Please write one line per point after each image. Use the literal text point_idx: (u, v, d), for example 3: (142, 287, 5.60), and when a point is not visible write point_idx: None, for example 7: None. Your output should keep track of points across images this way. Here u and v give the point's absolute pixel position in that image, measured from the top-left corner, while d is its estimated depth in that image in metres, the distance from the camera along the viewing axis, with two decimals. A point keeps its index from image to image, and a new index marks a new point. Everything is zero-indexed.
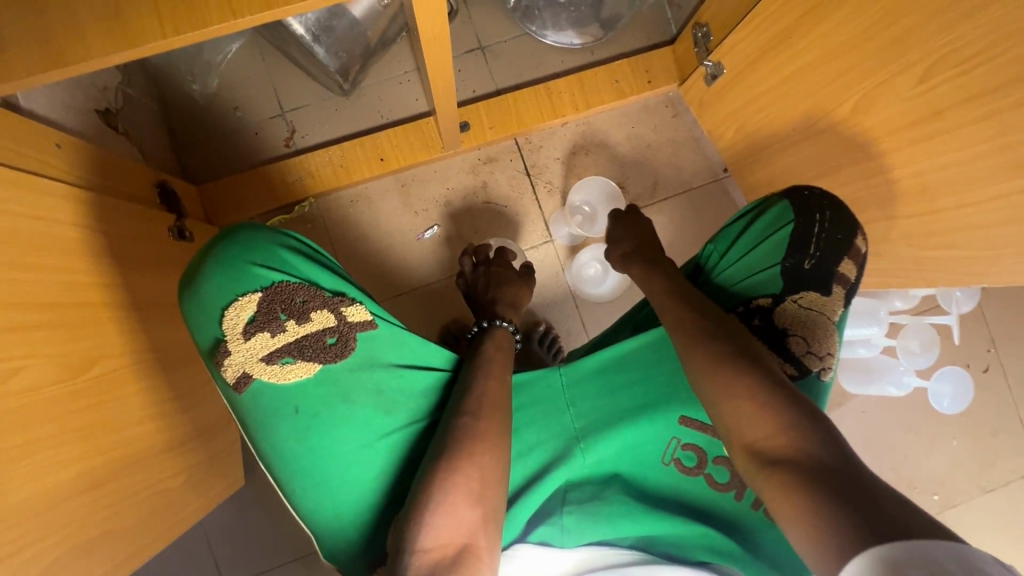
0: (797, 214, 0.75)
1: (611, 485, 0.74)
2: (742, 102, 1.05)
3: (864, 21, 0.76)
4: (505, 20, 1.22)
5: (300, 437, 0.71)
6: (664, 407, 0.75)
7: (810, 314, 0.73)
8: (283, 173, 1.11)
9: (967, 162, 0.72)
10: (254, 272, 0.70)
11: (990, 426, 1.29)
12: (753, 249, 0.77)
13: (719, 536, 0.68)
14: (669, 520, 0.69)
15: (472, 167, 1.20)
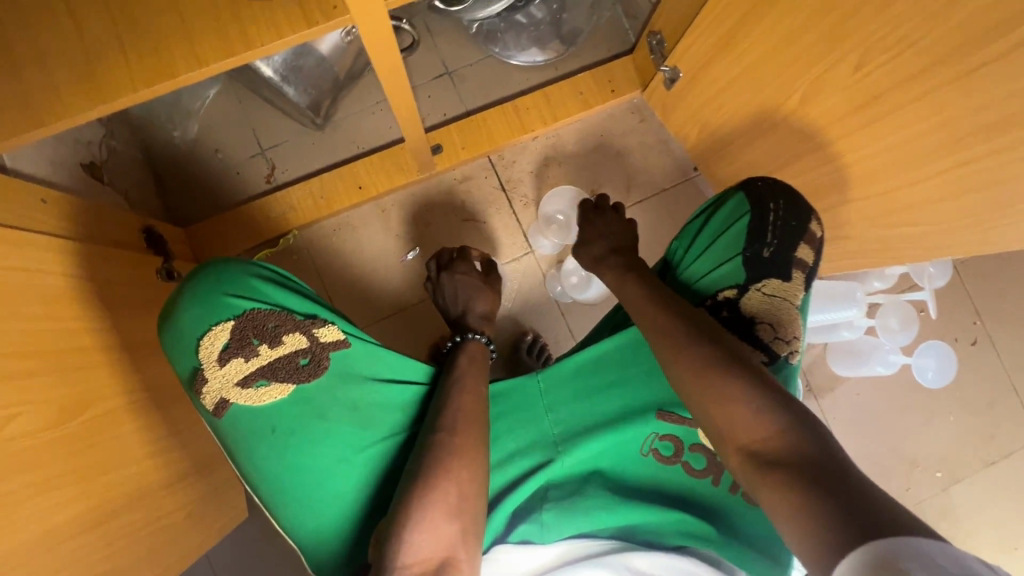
0: (752, 205, 0.78)
1: (591, 481, 0.76)
2: (702, 103, 1.09)
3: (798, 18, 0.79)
4: (469, 45, 1.27)
5: (281, 457, 0.73)
6: (641, 402, 0.77)
7: (775, 301, 0.76)
8: (266, 208, 1.15)
9: (911, 141, 0.75)
10: (226, 301, 0.72)
11: (987, 398, 1.29)
12: (714, 244, 0.79)
13: (696, 522, 0.70)
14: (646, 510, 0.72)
15: (449, 188, 1.24)
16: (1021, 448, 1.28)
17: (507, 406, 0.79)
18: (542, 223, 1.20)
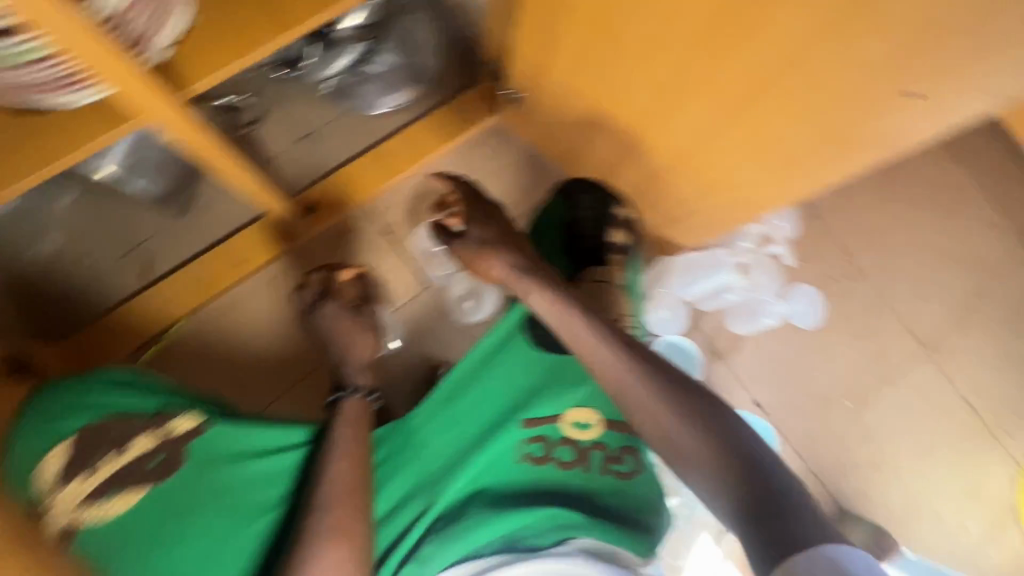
0: None
1: (477, 501, 0.91)
2: (545, 114, 1.18)
3: (583, 30, 0.89)
4: (324, 104, 1.31)
5: (162, 559, 0.81)
6: (507, 421, 0.94)
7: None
8: (148, 302, 1.16)
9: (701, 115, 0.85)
10: (63, 422, 0.84)
11: (875, 325, 1.41)
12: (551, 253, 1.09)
13: (562, 511, 0.87)
14: (520, 514, 0.87)
15: (332, 242, 1.28)
16: (914, 362, 1.40)
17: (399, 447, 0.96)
18: (427, 258, 1.28)
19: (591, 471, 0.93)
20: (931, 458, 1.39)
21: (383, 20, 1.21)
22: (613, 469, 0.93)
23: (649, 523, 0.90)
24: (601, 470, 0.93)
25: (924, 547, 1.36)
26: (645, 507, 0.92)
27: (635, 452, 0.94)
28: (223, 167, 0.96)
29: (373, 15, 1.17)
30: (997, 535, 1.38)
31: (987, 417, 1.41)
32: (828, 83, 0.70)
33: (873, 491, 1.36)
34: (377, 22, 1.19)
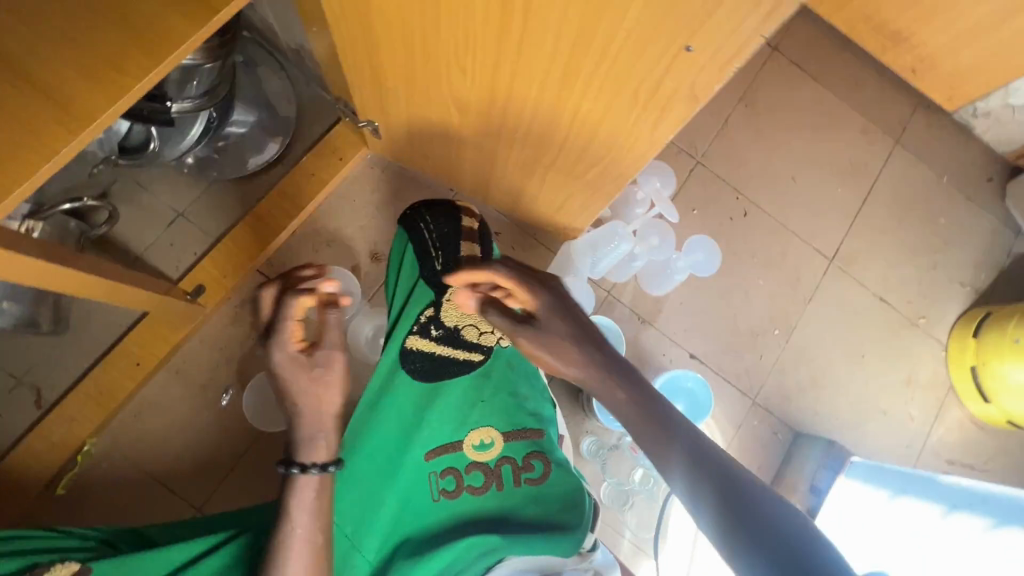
0: (406, 232, 0.92)
1: (397, 553, 0.79)
2: (407, 138, 1.17)
3: (397, 60, 0.89)
4: (188, 179, 1.28)
5: None
6: (411, 456, 0.82)
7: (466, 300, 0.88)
8: (46, 434, 1.09)
9: (535, 110, 0.86)
10: None
11: (778, 252, 1.48)
12: (402, 280, 0.92)
13: (482, 538, 0.75)
14: (443, 553, 0.75)
15: (232, 316, 1.23)
16: (823, 276, 1.49)
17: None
18: None
19: (505, 488, 0.80)
20: (863, 360, 1.46)
21: (220, 78, 1.12)
22: (526, 479, 0.80)
23: (582, 524, 0.74)
24: (516, 483, 0.80)
25: (878, 445, 1.42)
26: (576, 505, 0.77)
27: (543, 454, 0.81)
28: (95, 291, 0.91)
29: (208, 78, 1.09)
30: (937, 414, 1.46)
31: (899, 308, 1.50)
32: (619, 76, 0.69)
33: (819, 408, 1.41)
34: (215, 84, 1.12)
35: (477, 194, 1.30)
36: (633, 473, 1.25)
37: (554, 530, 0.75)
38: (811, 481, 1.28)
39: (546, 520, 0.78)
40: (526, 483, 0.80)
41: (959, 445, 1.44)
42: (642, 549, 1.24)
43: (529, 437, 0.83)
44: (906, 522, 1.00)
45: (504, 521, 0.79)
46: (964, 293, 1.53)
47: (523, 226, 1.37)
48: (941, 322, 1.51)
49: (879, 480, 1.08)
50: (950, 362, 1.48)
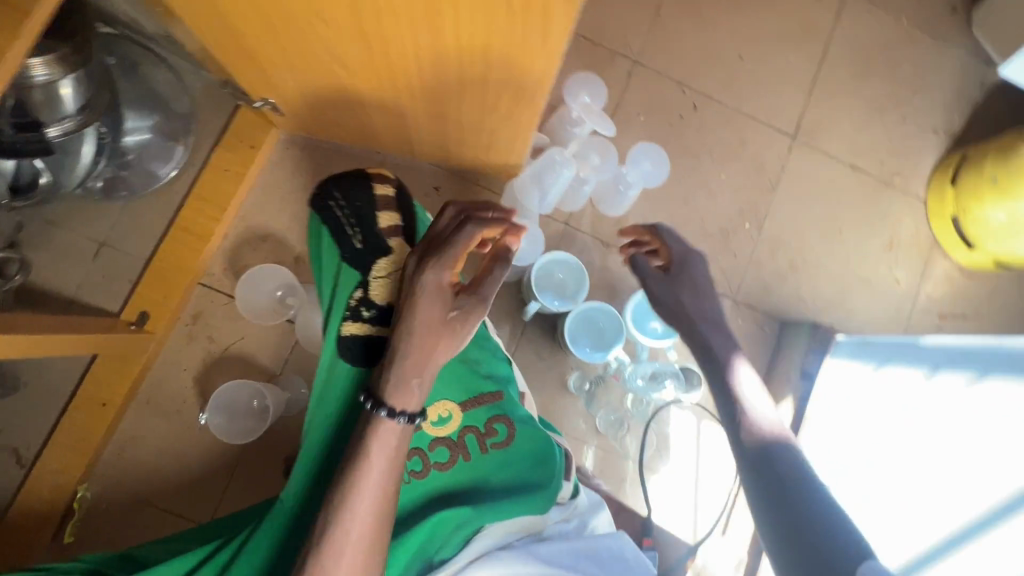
0: (319, 211, 0.80)
1: None
2: (309, 110, 1.08)
3: (255, 24, 0.79)
4: (99, 205, 1.20)
5: None
6: None
7: (394, 273, 0.73)
8: (36, 489, 1.08)
9: (414, 50, 0.76)
10: None
11: (736, 140, 1.40)
12: (323, 268, 0.78)
13: (451, 511, 0.67)
14: (427, 527, 0.66)
15: (187, 335, 1.20)
16: (787, 156, 1.41)
17: (272, 551, 0.70)
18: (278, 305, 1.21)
19: (472, 458, 0.73)
20: (840, 234, 1.40)
21: (95, 87, 0.99)
22: (493, 445, 0.75)
23: (554, 479, 0.72)
24: (482, 451, 0.74)
25: (868, 316, 1.39)
26: (549, 459, 0.74)
27: (506, 416, 0.76)
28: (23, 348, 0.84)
29: (82, 90, 0.95)
30: (924, 271, 1.41)
31: (871, 171, 1.43)
32: None
33: (802, 292, 1.37)
34: (91, 94, 0.98)
35: (404, 151, 1.21)
36: (625, 398, 1.23)
37: (528, 491, 0.71)
38: (802, 367, 1.25)
39: (521, 479, 0.73)
40: (493, 450, 0.74)
41: (951, 297, 1.40)
42: (651, 468, 1.22)
43: (488, 401, 0.76)
44: (892, 390, 0.98)
45: (476, 493, 0.72)
46: (939, 140, 1.44)
47: (463, 174, 1.29)
48: (917, 177, 1.44)
49: (868, 355, 1.06)
50: (930, 215, 1.42)
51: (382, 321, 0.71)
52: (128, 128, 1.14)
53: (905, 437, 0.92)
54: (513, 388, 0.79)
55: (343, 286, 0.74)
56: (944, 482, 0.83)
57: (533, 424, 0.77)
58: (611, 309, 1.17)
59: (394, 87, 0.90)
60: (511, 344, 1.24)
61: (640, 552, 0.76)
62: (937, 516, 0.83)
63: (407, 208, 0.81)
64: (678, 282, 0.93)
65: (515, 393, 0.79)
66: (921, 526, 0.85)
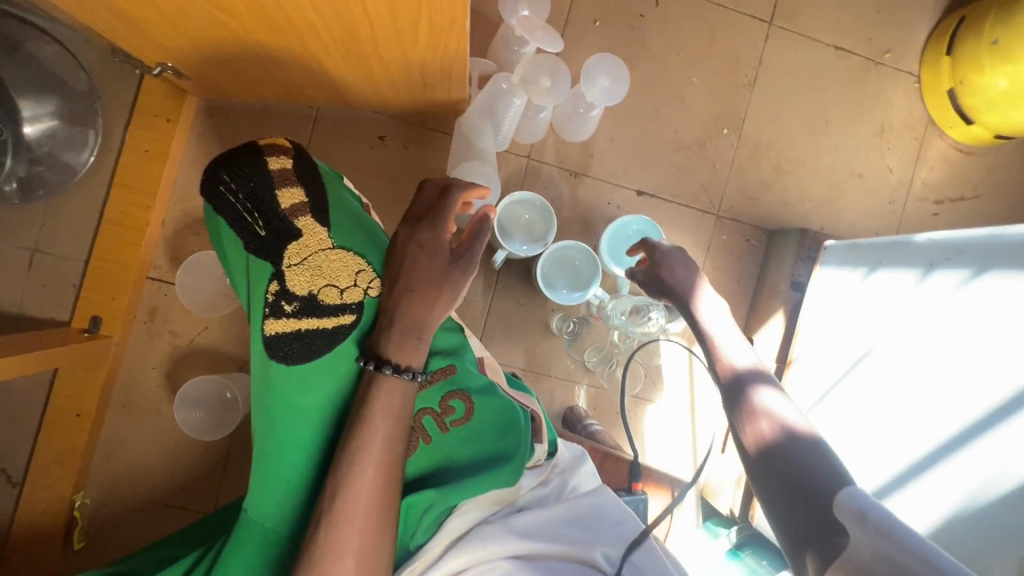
0: (207, 197, 0.70)
1: None
2: (216, 68, 0.94)
3: None
4: (19, 209, 1.09)
5: None
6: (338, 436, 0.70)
7: (309, 260, 0.70)
8: (31, 506, 1.05)
9: None
10: None
11: (706, 35, 1.25)
12: (230, 260, 0.72)
13: (418, 497, 0.67)
14: (412, 514, 0.67)
15: (148, 333, 1.14)
16: (764, 46, 1.26)
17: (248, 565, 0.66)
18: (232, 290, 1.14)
19: (433, 440, 0.71)
20: (828, 127, 1.29)
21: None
22: (452, 423, 0.72)
23: (520, 449, 0.72)
24: (442, 431, 0.72)
25: (861, 212, 1.30)
26: (511, 428, 0.73)
27: (461, 391, 0.73)
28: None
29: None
30: (918, 155, 1.31)
31: (859, 51, 1.29)
32: None
33: (789, 196, 1.29)
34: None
35: (336, 101, 1.09)
36: (610, 334, 1.19)
37: (495, 464, 0.71)
38: (792, 277, 1.18)
39: (490, 450, 0.72)
40: (453, 428, 0.72)
41: (947, 179, 1.31)
42: (645, 399, 1.21)
43: (440, 378, 0.73)
44: (882, 296, 0.91)
45: (443, 472, 0.71)
46: (933, 3, 1.29)
47: (408, 119, 1.17)
48: (909, 51, 1.30)
49: (858, 259, 0.98)
50: (924, 92, 1.29)
51: (307, 313, 0.70)
52: (25, 119, 0.99)
53: (902, 346, 0.85)
54: (464, 362, 0.76)
55: (256, 279, 0.69)
56: (929, 388, 0.80)
57: (491, 394, 0.74)
58: (586, 249, 1.10)
59: (295, 33, 0.77)
60: (486, 295, 1.17)
61: (622, 502, 0.79)
62: (920, 424, 0.80)
63: (311, 179, 0.72)
64: (664, 270, 0.86)
65: (468, 366, 0.76)
66: (903, 433, 0.82)
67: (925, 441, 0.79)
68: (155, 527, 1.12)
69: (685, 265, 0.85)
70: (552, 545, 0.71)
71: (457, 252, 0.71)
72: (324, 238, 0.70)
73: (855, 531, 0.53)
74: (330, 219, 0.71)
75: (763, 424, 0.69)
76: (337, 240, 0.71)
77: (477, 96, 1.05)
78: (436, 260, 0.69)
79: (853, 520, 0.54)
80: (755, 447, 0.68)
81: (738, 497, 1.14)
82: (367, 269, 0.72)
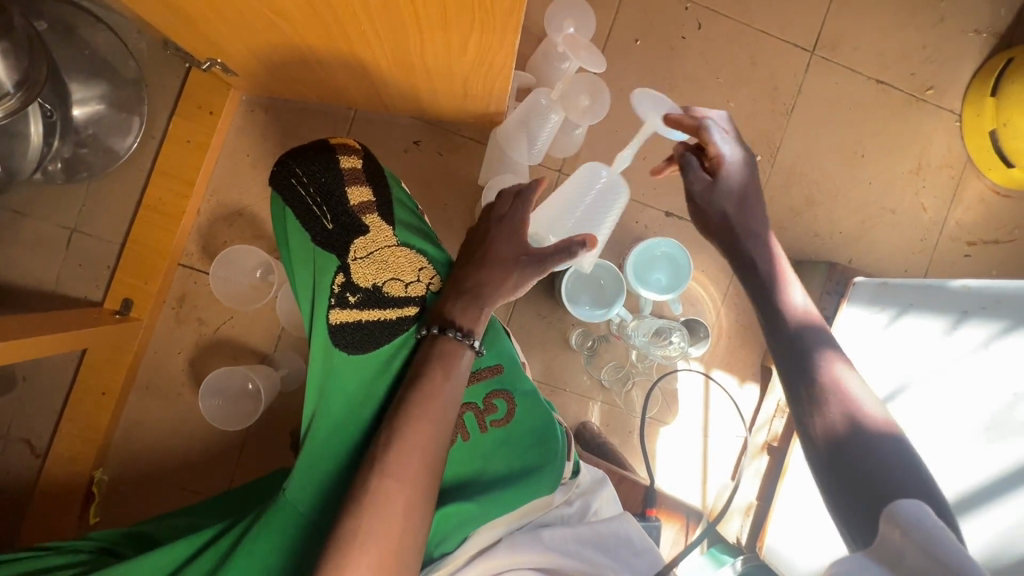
0: (280, 191, 0.77)
1: None
2: (264, 65, 0.96)
3: None
4: (61, 189, 1.11)
5: None
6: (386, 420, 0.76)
7: (373, 255, 0.78)
8: (53, 476, 1.08)
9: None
10: None
11: (747, 60, 1.24)
12: (294, 252, 0.78)
13: (454, 508, 0.69)
14: (453, 514, 0.69)
15: (176, 318, 1.16)
16: (804, 76, 1.26)
17: (281, 542, 0.68)
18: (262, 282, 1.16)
19: (472, 437, 0.77)
20: (863, 160, 1.28)
21: (30, 57, 0.86)
22: (492, 422, 0.78)
23: (555, 461, 0.76)
24: (481, 430, 0.77)
25: (891, 247, 1.29)
26: (547, 439, 0.78)
27: (507, 391, 0.79)
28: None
29: (12, 62, 0.83)
30: (954, 195, 1.29)
31: (901, 86, 1.27)
32: None
33: (819, 227, 1.27)
34: (26, 65, 0.86)
35: (376, 104, 1.10)
36: (629, 353, 1.19)
37: (529, 473, 0.75)
38: (817, 310, 1.19)
39: (527, 459, 0.76)
40: (492, 427, 0.78)
41: (982, 221, 1.29)
42: (660, 420, 1.21)
43: (488, 376, 0.79)
44: (905, 343, 0.90)
45: (480, 475, 0.75)
46: (980, 42, 1.27)
47: (444, 125, 1.18)
48: (952, 88, 1.28)
49: (886, 300, 0.97)
50: (965, 132, 1.28)
51: (369, 304, 0.78)
52: (74, 101, 1.03)
53: (934, 395, 0.84)
54: (514, 364, 0.81)
55: (324, 269, 0.77)
56: (948, 438, 0.80)
57: (533, 400, 0.80)
58: (612, 267, 1.11)
59: (348, 40, 0.79)
60: (508, 303, 1.18)
61: (644, 532, 0.80)
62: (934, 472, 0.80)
63: (375, 177, 0.80)
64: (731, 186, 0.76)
65: (517, 368, 0.82)
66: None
67: (941, 494, 0.79)
68: (168, 508, 1.14)
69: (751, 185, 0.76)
70: (578, 562, 0.72)
71: (534, 259, 0.74)
72: (389, 235, 0.79)
73: (897, 538, 0.48)
74: (394, 218, 0.80)
75: (869, 410, 0.58)
76: (400, 237, 0.80)
77: (517, 109, 1.04)
78: (511, 257, 0.75)
79: (899, 529, 0.48)
80: (828, 435, 0.58)
81: (746, 527, 1.17)
82: (428, 267, 0.81)
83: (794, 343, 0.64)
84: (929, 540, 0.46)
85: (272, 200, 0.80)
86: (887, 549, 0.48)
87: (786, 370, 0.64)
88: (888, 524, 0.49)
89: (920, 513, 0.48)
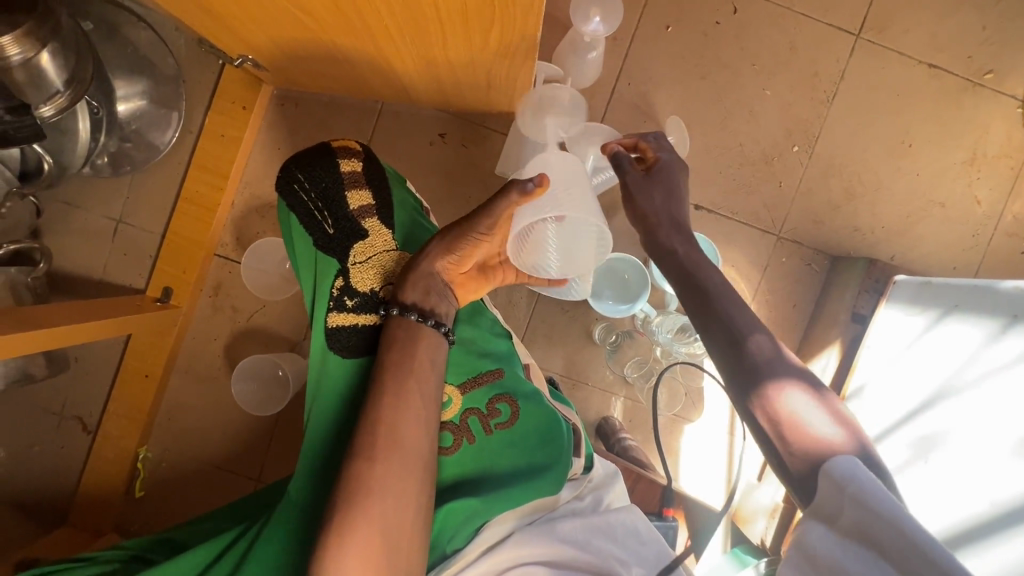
0: (284, 198, 0.82)
1: None
2: (292, 61, 0.98)
3: None
4: (109, 181, 1.18)
5: None
6: None
7: (371, 259, 0.80)
8: (103, 451, 1.16)
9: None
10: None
11: (786, 46, 1.18)
12: (299, 256, 0.82)
13: (460, 503, 0.71)
14: (461, 513, 0.71)
15: (212, 306, 1.21)
16: (848, 60, 1.19)
17: (284, 545, 0.70)
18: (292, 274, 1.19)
19: (477, 440, 0.77)
20: (910, 150, 1.20)
21: (78, 57, 0.90)
22: (497, 425, 0.78)
23: (561, 458, 0.76)
24: (486, 433, 0.78)
25: (938, 243, 1.21)
26: (552, 436, 0.78)
27: (508, 395, 0.80)
28: (44, 345, 0.81)
29: (61, 62, 0.86)
30: (1012, 189, 1.20)
31: (956, 70, 1.19)
32: None
33: (859, 221, 1.21)
34: (73, 64, 0.89)
35: (402, 97, 1.11)
36: (653, 350, 1.18)
37: (535, 471, 0.75)
38: (854, 308, 1.12)
39: (531, 458, 0.76)
40: (498, 430, 0.78)
41: None
42: (684, 417, 1.18)
43: (488, 381, 0.80)
44: (944, 348, 0.86)
45: (486, 474, 0.76)
46: None
47: (468, 117, 1.18)
48: (1014, 72, 1.19)
49: (929, 302, 0.92)
50: None
51: (365, 308, 0.78)
52: (119, 97, 1.08)
53: (975, 405, 0.79)
54: (511, 367, 0.83)
55: (324, 274, 0.80)
56: (985, 448, 0.76)
57: (535, 400, 0.80)
58: (636, 262, 1.12)
59: (371, 35, 0.79)
60: (531, 297, 1.18)
61: (653, 526, 0.81)
62: (962, 488, 0.77)
63: (376, 181, 0.84)
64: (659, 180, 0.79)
65: (516, 371, 0.83)
66: (945, 500, 0.79)
67: (976, 507, 0.75)
68: (206, 486, 1.20)
69: (666, 190, 0.79)
70: (585, 554, 0.73)
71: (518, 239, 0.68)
72: (387, 240, 0.82)
73: (834, 491, 0.54)
74: (393, 221, 0.83)
75: (820, 424, 0.60)
76: (398, 243, 0.83)
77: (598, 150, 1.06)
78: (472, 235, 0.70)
79: (835, 483, 0.54)
80: (793, 459, 0.59)
81: (772, 528, 1.11)
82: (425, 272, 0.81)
83: (751, 365, 0.64)
84: (858, 484, 0.53)
85: (279, 207, 0.85)
86: (825, 504, 0.55)
87: (740, 387, 0.64)
88: (825, 480, 0.55)
89: (854, 471, 0.54)
